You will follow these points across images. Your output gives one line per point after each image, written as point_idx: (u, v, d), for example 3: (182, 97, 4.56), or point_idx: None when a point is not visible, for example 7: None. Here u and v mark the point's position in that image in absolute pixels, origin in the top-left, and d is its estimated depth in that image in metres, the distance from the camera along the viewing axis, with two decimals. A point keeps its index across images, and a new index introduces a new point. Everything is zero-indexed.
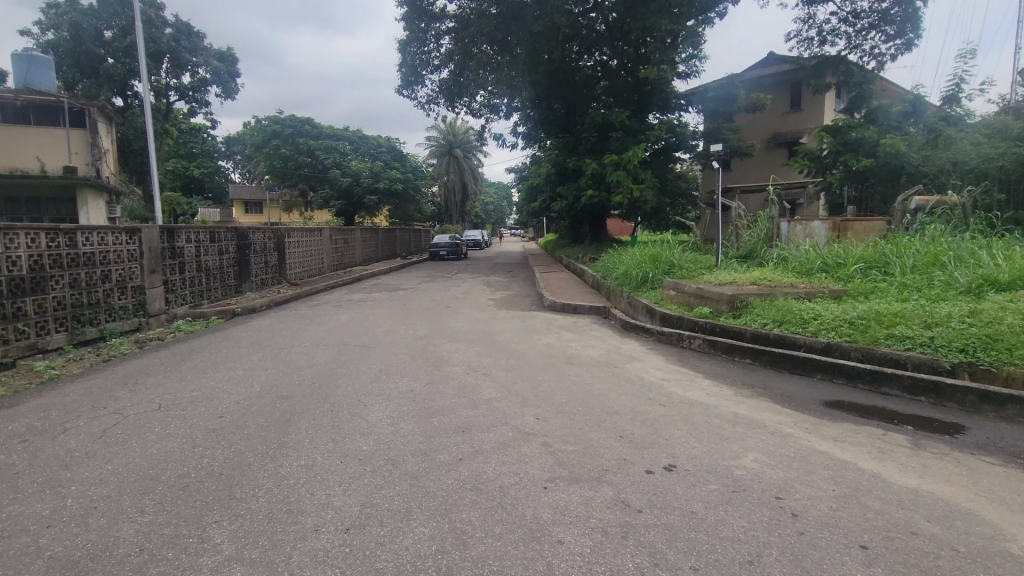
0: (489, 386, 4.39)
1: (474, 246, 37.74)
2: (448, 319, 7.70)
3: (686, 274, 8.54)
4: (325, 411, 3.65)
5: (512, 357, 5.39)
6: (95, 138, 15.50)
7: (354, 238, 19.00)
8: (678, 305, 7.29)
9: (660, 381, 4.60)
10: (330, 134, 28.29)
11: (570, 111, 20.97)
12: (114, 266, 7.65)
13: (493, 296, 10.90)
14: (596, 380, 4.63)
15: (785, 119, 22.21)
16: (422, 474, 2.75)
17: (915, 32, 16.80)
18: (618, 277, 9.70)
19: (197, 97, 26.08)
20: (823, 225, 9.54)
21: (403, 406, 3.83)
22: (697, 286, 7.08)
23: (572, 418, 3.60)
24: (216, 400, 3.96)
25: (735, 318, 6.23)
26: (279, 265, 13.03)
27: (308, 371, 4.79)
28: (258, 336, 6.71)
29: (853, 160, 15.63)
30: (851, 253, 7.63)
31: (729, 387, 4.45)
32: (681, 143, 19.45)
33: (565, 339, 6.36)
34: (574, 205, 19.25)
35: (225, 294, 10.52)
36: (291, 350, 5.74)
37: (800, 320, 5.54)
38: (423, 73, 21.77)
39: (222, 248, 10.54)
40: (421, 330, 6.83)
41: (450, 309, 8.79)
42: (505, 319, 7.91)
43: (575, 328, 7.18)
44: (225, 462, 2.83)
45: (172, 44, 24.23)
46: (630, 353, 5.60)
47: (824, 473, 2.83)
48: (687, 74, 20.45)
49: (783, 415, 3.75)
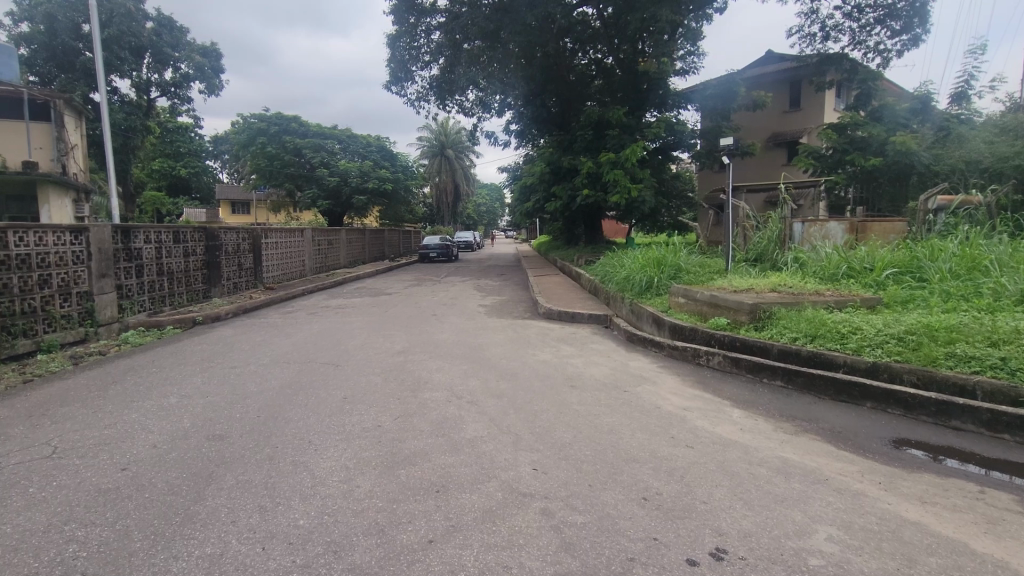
0: (475, 419, 3.58)
1: (466, 247, 36.90)
2: (433, 330, 6.90)
3: (695, 280, 7.77)
4: (260, 462, 2.84)
5: (503, 378, 4.59)
6: (60, 132, 14.77)
7: (340, 240, 18.14)
8: (690, 314, 6.53)
9: (680, 411, 3.83)
10: (318, 132, 27.32)
11: (565, 109, 20.23)
12: (55, 270, 6.78)
13: (483, 302, 10.10)
14: (603, 409, 3.85)
15: (785, 119, 21.58)
16: (374, 570, 1.95)
17: (922, 27, 16.08)
18: (619, 282, 8.92)
19: (180, 94, 25.08)
20: (840, 225, 8.82)
21: (364, 451, 3.02)
22: (711, 293, 6.31)
23: (580, 469, 2.81)
24: (126, 443, 3.14)
25: (757, 331, 5.47)
26: (254, 268, 12.16)
27: (256, 399, 3.98)
28: (213, 351, 5.87)
29: (862, 158, 14.75)
30: (879, 256, 6.87)
31: (765, 418, 3.68)
32: (680, 141, 18.74)
33: (564, 354, 5.57)
34: (570, 206, 18.47)
35: (191, 300, 9.66)
36: (245, 369, 4.91)
37: (836, 335, 4.79)
38: (412, 69, 21.01)
39: (188, 249, 9.68)
40: (402, 342, 6.04)
41: (436, 318, 7.99)
42: (497, 329, 7.13)
43: (574, 340, 6.39)
44: (97, 554, 2.02)
45: (153, 39, 23.24)
46: (640, 373, 4.82)
47: (931, 563, 2.06)
48: (685, 71, 19.75)
49: (845, 463, 2.97)
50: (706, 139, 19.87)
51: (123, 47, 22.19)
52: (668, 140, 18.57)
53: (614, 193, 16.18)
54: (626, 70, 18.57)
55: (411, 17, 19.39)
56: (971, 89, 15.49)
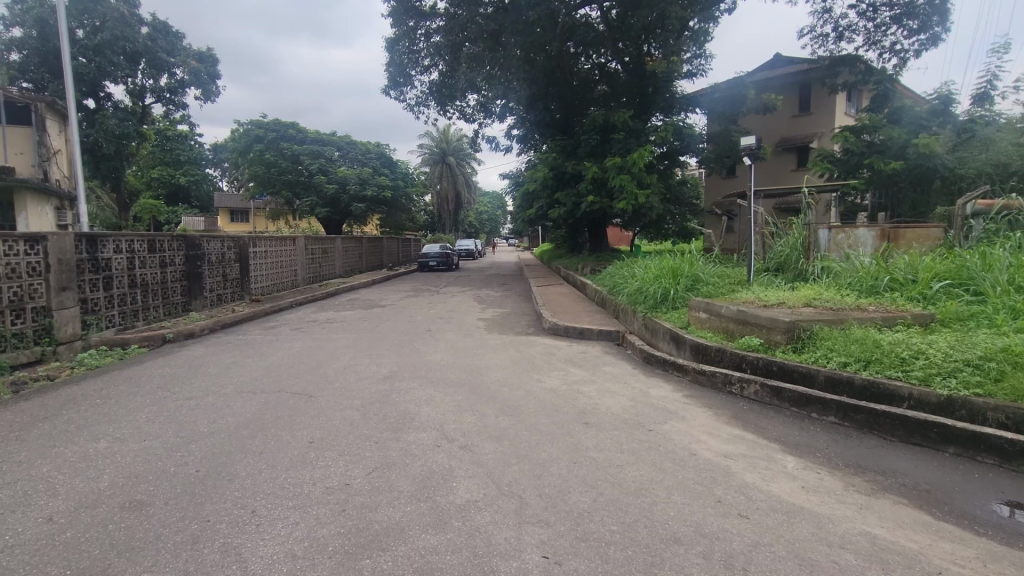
0: (469, 474, 2.87)
1: (467, 255, 36.31)
2: (425, 349, 6.19)
3: (714, 292, 7.08)
4: (179, 549, 2.14)
5: (505, 413, 3.87)
6: (42, 136, 14.40)
7: (334, 249, 17.44)
8: (714, 332, 5.82)
9: (721, 460, 3.10)
10: (317, 139, 26.66)
11: (568, 114, 19.58)
12: (5, 283, 6.08)
13: (483, 315, 9.40)
14: (627, 457, 3.12)
15: (793, 123, 20.98)
16: None
17: (941, 25, 15.36)
18: (629, 294, 8.22)
19: (176, 100, 24.40)
20: (870, 232, 8.09)
21: (319, 529, 2.30)
22: (738, 307, 5.60)
23: (606, 559, 2.10)
24: (15, 514, 2.43)
25: (795, 354, 4.76)
26: (240, 278, 11.48)
27: (203, 444, 3.26)
28: (174, 375, 5.16)
29: (881, 161, 13.92)
30: (923, 266, 6.14)
31: (829, 472, 2.95)
32: (687, 146, 18.07)
33: (574, 381, 4.84)
34: (573, 213, 17.77)
35: (167, 314, 8.96)
36: (203, 400, 4.20)
37: (896, 360, 4.07)
38: (411, 73, 20.49)
39: (164, 259, 8.99)
40: (392, 365, 5.34)
41: (430, 334, 7.27)
42: (497, 348, 6.43)
43: (585, 362, 5.66)
44: None
45: (148, 44, 22.54)
46: (665, 406, 4.09)
47: None
48: (692, 74, 19.13)
49: (959, 548, 2.24)
50: (715, 143, 19.31)
51: (117, 52, 21.52)
52: (674, 146, 17.97)
53: (620, 200, 15.51)
54: (632, 74, 17.96)
55: (410, 21, 18.77)
56: (994, 90, 14.79)
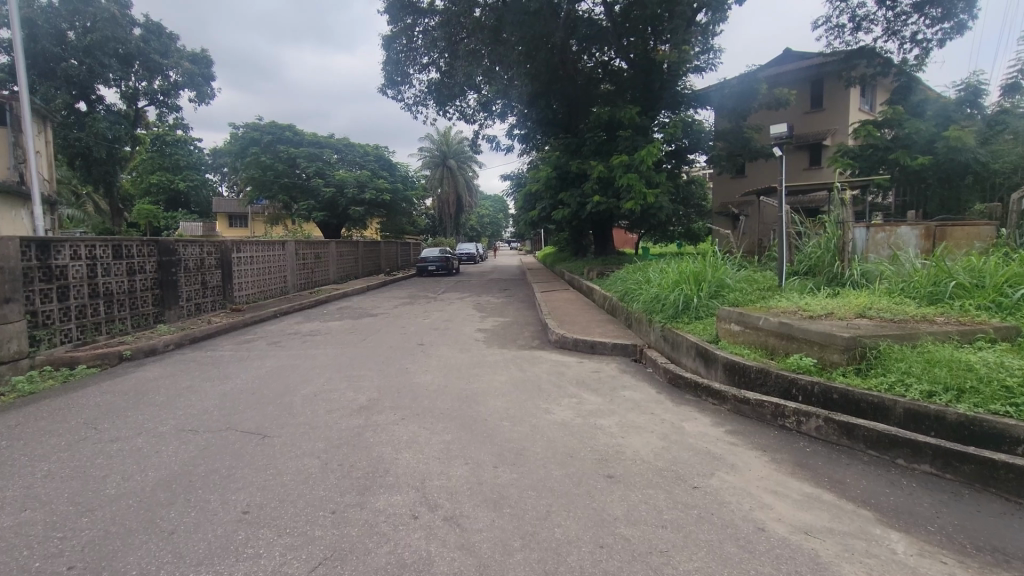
0: (455, 571, 2.04)
1: (468, 259, 35.50)
2: (415, 369, 5.37)
3: (743, 302, 6.25)
4: None
5: (507, 462, 3.04)
6: (18, 137, 13.59)
7: (328, 254, 16.66)
8: (751, 348, 4.98)
9: (801, 540, 2.27)
10: (313, 141, 25.87)
11: (571, 113, 18.74)
12: None
13: (483, 325, 8.56)
14: (671, 536, 2.29)
15: (805, 121, 20.15)
16: None
17: (966, 12, 14.48)
18: (644, 302, 7.38)
19: (170, 103, 23.39)
20: (913, 230, 7.24)
21: None
22: (780, 318, 4.78)
23: None
24: None
25: (856, 377, 3.93)
26: (222, 285, 10.67)
27: (96, 518, 2.42)
28: (113, 404, 4.34)
29: (907, 156, 13.10)
30: (992, 267, 5.28)
31: (959, 563, 2.11)
32: (697, 144, 17.22)
33: (589, 412, 3.98)
34: (578, 214, 16.95)
35: (136, 327, 8.15)
36: (130, 443, 3.37)
37: (1000, 391, 3.22)
38: (409, 72, 19.75)
39: (133, 266, 8.19)
40: (374, 391, 4.50)
41: (422, 350, 6.42)
42: (498, 366, 5.58)
43: (601, 384, 4.81)
44: None
45: (141, 46, 21.50)
46: (709, 451, 3.24)
47: None
48: (702, 68, 18.17)
49: None
50: (725, 141, 18.49)
51: (108, 54, 20.72)
52: (682, 144, 17.19)
53: (628, 200, 14.71)
54: (638, 69, 17.13)
55: (408, 17, 17.93)
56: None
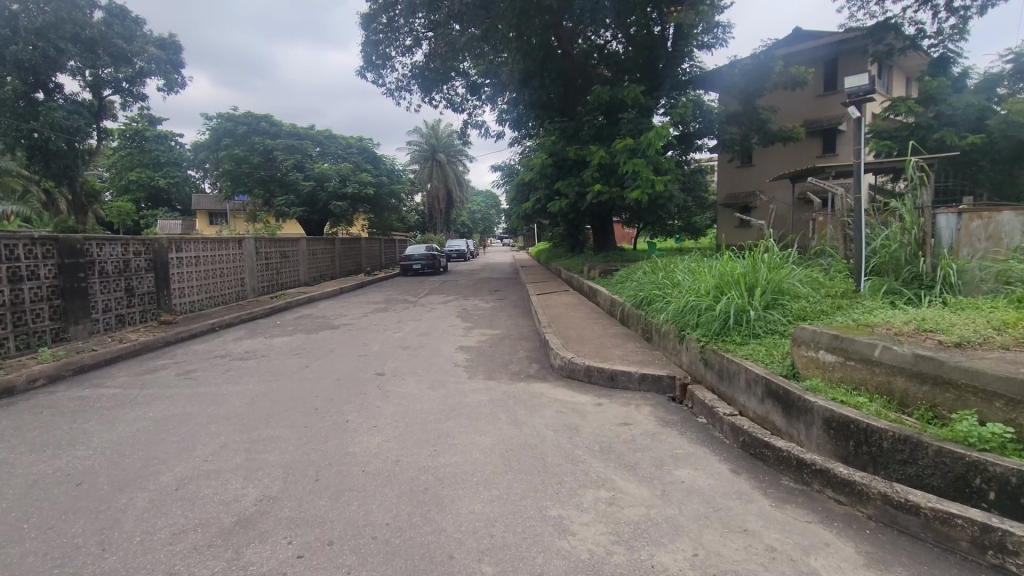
0: None
1: (459, 256, 33.66)
2: (355, 425, 3.63)
3: (814, 318, 4.57)
4: None
5: None
6: None
7: (297, 253, 14.83)
8: (859, 391, 3.32)
9: None
10: (291, 133, 23.91)
11: (568, 95, 16.90)
12: None
13: (466, 341, 6.85)
14: None
15: (819, 104, 18.51)
16: None
17: None
18: (670, 312, 5.67)
19: (136, 92, 20.63)
20: (1020, 214, 5.23)
21: None
22: (913, 348, 3.12)
23: None
24: None
25: None
26: (154, 292, 8.84)
27: None
28: None
29: (953, 135, 11.55)
30: None
31: None
32: (707, 128, 15.53)
33: (637, 527, 2.29)
34: (577, 206, 15.20)
35: (21, 349, 6.35)
36: None
37: None
38: (390, 53, 17.85)
39: (17, 273, 6.36)
40: (275, 480, 2.75)
41: (379, 385, 4.70)
42: (478, 416, 3.84)
43: (638, 456, 3.08)
44: None
45: (102, 29, 18.80)
46: None
47: None
48: (711, 44, 16.34)
49: None
50: (738, 124, 16.75)
51: (64, 36, 17.98)
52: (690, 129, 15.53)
53: (633, 189, 12.99)
54: (639, 47, 15.38)
55: None
56: None
